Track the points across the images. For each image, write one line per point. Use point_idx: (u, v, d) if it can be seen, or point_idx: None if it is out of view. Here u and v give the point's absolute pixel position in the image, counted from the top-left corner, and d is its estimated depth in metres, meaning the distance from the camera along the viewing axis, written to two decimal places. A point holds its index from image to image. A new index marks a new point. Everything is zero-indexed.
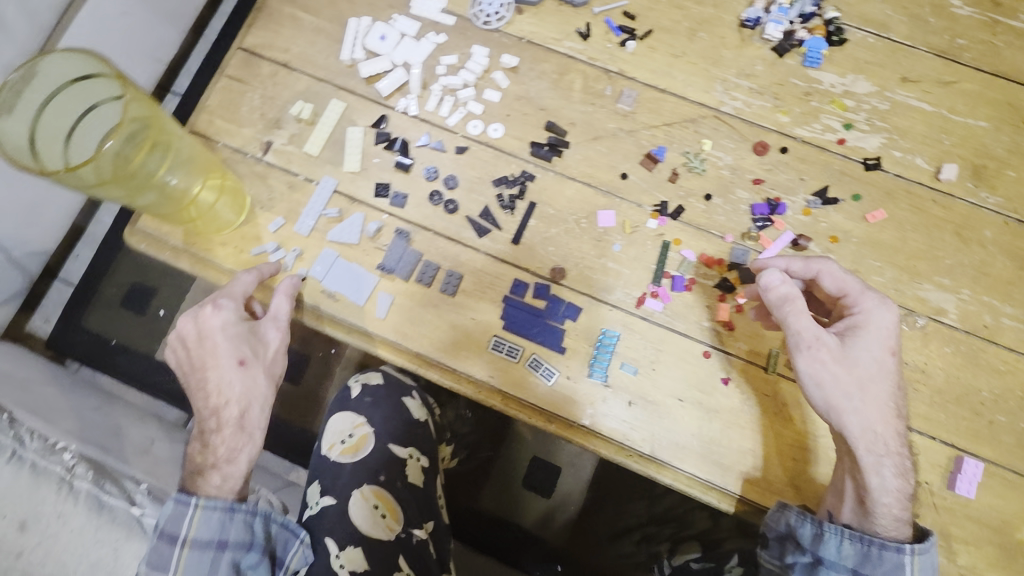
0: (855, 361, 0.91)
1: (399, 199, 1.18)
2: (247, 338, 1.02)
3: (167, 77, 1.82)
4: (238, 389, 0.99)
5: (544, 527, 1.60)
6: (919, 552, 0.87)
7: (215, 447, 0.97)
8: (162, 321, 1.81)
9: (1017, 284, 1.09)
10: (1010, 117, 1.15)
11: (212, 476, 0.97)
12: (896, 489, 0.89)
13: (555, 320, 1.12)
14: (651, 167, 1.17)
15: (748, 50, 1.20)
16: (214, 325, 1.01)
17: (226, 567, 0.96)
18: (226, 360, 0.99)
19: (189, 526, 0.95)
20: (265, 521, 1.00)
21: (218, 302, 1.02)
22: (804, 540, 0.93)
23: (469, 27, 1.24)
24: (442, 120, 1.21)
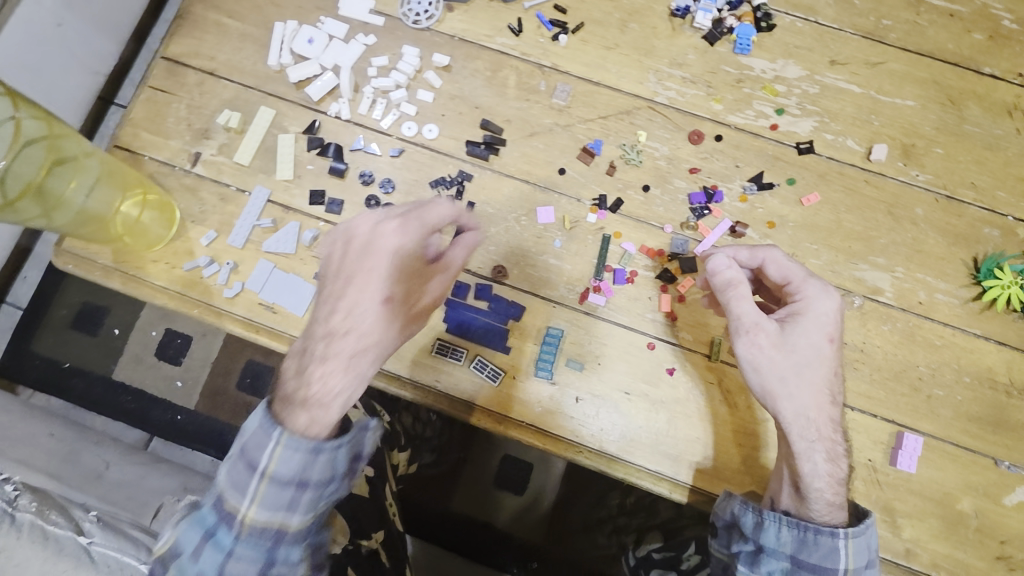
0: (793, 347, 0.89)
1: (335, 205, 1.15)
2: (407, 278, 0.81)
3: (107, 89, 1.66)
4: (372, 327, 0.78)
5: (520, 524, 1.57)
6: (853, 535, 0.88)
7: (319, 380, 0.76)
8: (117, 340, 1.72)
9: (948, 259, 1.11)
10: (935, 94, 1.17)
11: (302, 413, 0.77)
12: (828, 474, 0.89)
13: (498, 320, 1.11)
14: (588, 161, 1.16)
15: (680, 39, 1.20)
16: (393, 248, 0.80)
17: (308, 506, 0.79)
18: (375, 290, 0.78)
19: (269, 458, 0.77)
20: (354, 458, 0.81)
21: (411, 222, 0.80)
22: (746, 528, 0.93)
23: (399, 27, 1.22)
24: (375, 123, 1.19)
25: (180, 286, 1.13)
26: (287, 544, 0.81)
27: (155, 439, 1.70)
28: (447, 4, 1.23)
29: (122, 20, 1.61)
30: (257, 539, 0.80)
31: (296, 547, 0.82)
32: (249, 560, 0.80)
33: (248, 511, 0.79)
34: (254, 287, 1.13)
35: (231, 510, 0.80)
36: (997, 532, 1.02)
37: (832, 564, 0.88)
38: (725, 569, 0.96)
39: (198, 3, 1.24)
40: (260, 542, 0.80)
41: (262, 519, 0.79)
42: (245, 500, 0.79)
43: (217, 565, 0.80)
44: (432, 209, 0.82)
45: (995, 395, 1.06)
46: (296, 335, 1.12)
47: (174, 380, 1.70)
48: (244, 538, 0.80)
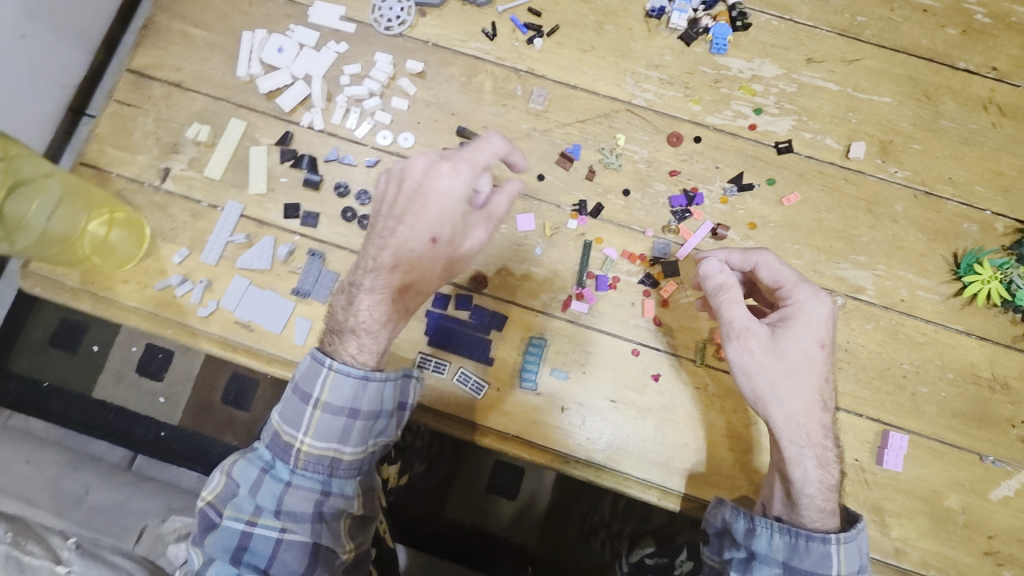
0: (783, 353, 0.89)
1: (310, 218, 1.12)
2: (451, 221, 0.93)
3: (78, 99, 1.57)
4: (417, 263, 0.94)
5: (515, 530, 1.51)
6: (844, 540, 0.87)
7: (368, 306, 0.94)
8: (97, 356, 1.62)
9: (929, 256, 1.12)
10: (912, 91, 1.17)
11: (355, 335, 0.95)
12: (818, 480, 0.88)
13: (481, 330, 1.10)
14: (567, 167, 1.15)
15: (656, 40, 1.19)
16: (441, 191, 0.92)
17: (356, 433, 0.95)
18: (425, 230, 0.93)
19: (324, 389, 0.94)
20: (395, 393, 0.97)
21: (455, 168, 0.91)
22: (738, 535, 0.91)
23: (370, 34, 1.20)
24: (349, 133, 1.16)
25: (153, 306, 1.10)
26: (338, 474, 0.96)
27: (139, 457, 1.59)
28: (419, 9, 1.20)
29: (88, 23, 1.51)
30: (313, 468, 0.95)
31: (346, 479, 0.97)
32: (306, 489, 0.94)
33: (304, 441, 0.94)
34: (229, 305, 1.10)
35: (288, 445, 0.95)
36: (985, 528, 1.03)
37: (823, 569, 0.87)
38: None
39: (162, 13, 1.21)
40: (316, 471, 0.95)
41: (317, 449, 0.94)
42: (300, 433, 0.94)
43: (276, 497, 0.93)
44: (477, 153, 0.92)
45: (978, 391, 1.07)
46: (275, 353, 1.09)
47: (157, 396, 1.61)
48: (301, 469, 0.95)
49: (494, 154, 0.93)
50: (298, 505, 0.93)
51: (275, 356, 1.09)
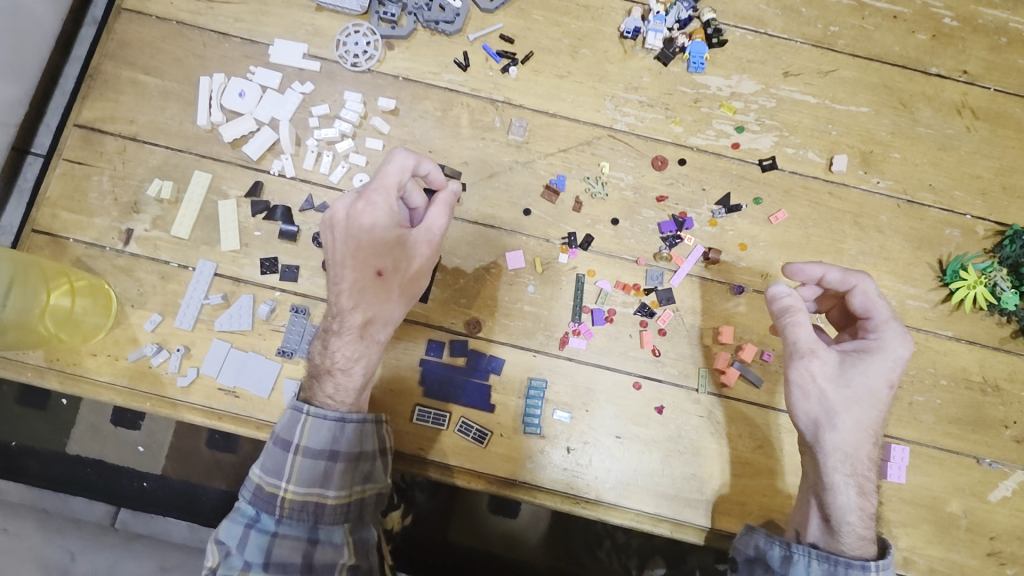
0: (849, 384, 0.89)
1: (290, 272, 1.07)
2: (388, 247, 0.92)
3: (21, 136, 1.32)
4: (371, 298, 0.93)
5: (518, 549, 1.40)
6: (883, 568, 0.87)
7: (337, 348, 0.93)
8: (67, 410, 1.41)
9: (915, 264, 1.13)
10: (887, 99, 1.17)
11: (329, 380, 0.94)
12: (859, 507, 0.89)
13: (478, 375, 1.07)
14: (553, 199, 1.12)
15: (632, 62, 1.17)
16: (367, 222, 0.89)
17: (340, 475, 0.91)
18: (366, 267, 0.91)
19: (303, 433, 0.91)
20: (375, 432, 0.96)
21: (372, 198, 0.88)
22: (773, 561, 0.92)
23: (337, 71, 1.14)
24: (323, 178, 1.11)
25: (127, 379, 1.04)
26: (325, 522, 0.91)
27: (122, 512, 1.42)
28: (386, 41, 1.15)
29: (31, 55, 1.27)
30: (299, 516, 0.90)
31: (335, 526, 0.91)
32: (292, 538, 0.89)
33: (287, 489, 0.90)
34: (210, 371, 1.04)
35: (270, 495, 0.90)
36: (987, 529, 1.05)
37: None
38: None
39: (108, 61, 1.13)
40: (301, 520, 0.90)
41: (301, 495, 0.90)
42: (282, 481, 0.90)
43: (263, 550, 0.87)
44: (385, 177, 0.89)
45: (972, 394, 1.08)
46: (264, 418, 1.04)
47: (136, 446, 1.41)
48: (287, 517, 0.90)
49: (403, 172, 0.90)
50: (286, 556, 0.88)
51: (266, 421, 1.04)
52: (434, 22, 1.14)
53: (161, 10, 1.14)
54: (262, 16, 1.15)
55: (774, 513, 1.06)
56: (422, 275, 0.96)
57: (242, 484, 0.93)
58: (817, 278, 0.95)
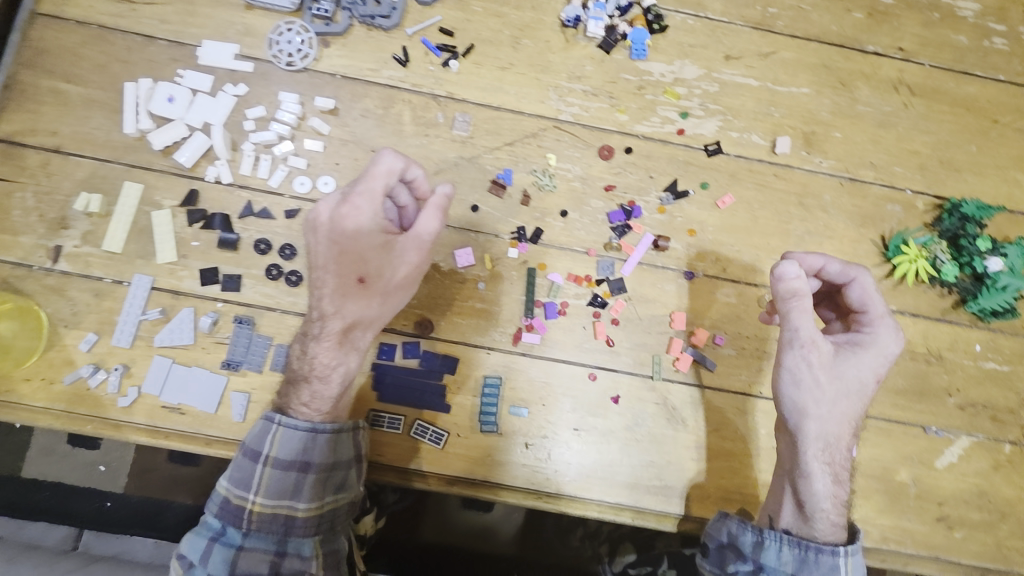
0: (841, 376, 0.89)
1: (232, 282, 1.04)
2: (373, 252, 0.89)
3: None
4: (353, 304, 0.89)
5: (491, 542, 1.39)
6: (852, 553, 0.88)
7: (316, 354, 0.90)
8: (17, 434, 1.33)
9: (860, 241, 1.15)
10: (827, 79, 1.18)
11: (306, 387, 0.91)
12: (833, 496, 0.90)
13: (433, 377, 1.06)
14: (500, 194, 1.10)
15: (575, 51, 1.15)
16: (353, 224, 0.87)
17: (310, 487, 0.89)
18: (348, 270, 0.88)
19: (272, 444, 0.88)
20: (351, 441, 0.94)
21: (360, 200, 0.87)
22: (745, 547, 0.92)
23: (271, 71, 1.10)
24: (261, 183, 1.07)
25: (65, 403, 1.00)
26: (295, 534, 0.88)
27: (86, 532, 1.34)
28: (321, 39, 1.11)
29: None
30: (267, 529, 0.87)
31: (304, 539, 0.89)
32: (260, 551, 0.86)
33: (255, 502, 0.87)
34: (152, 389, 1.01)
35: (237, 508, 0.87)
36: (936, 495, 1.08)
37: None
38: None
39: (25, 70, 1.07)
40: (270, 532, 0.88)
41: (269, 507, 0.87)
42: (250, 493, 0.88)
43: (228, 563, 0.84)
44: (373, 180, 0.87)
45: (917, 366, 1.11)
46: (213, 434, 1.02)
47: (96, 465, 1.35)
48: (255, 531, 0.87)
49: (391, 175, 0.88)
50: (251, 569, 0.85)
51: (214, 436, 1.02)
52: (370, 17, 1.10)
53: (79, 13, 1.08)
54: (188, 17, 1.10)
55: (732, 494, 1.08)
56: (407, 285, 0.92)
57: (209, 496, 0.90)
58: (817, 269, 0.95)
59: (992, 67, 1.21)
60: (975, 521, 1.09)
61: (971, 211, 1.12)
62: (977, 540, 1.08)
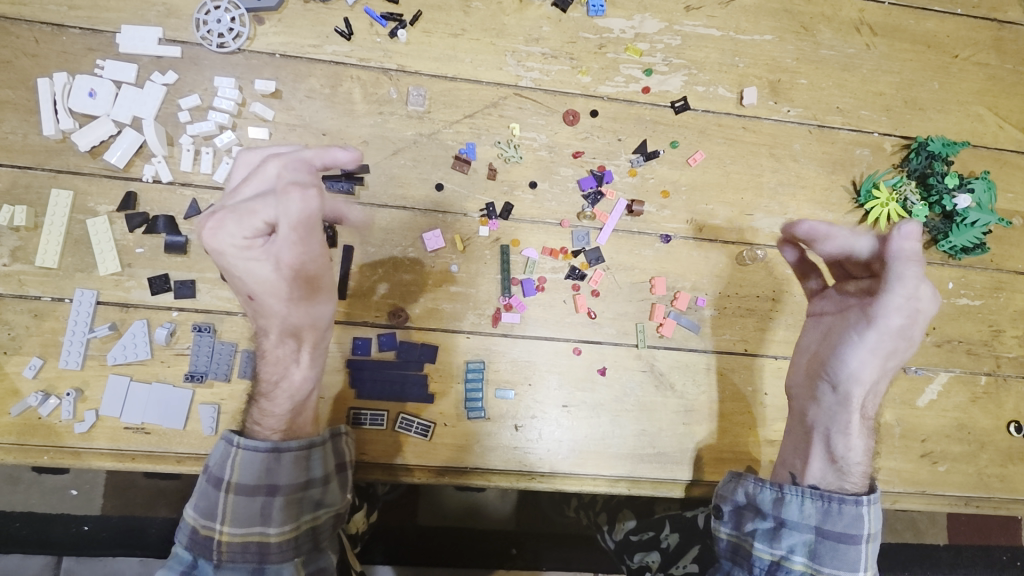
0: (899, 341, 0.88)
1: (185, 287, 0.96)
2: (257, 272, 0.80)
3: None
4: (269, 320, 0.85)
5: (486, 520, 1.38)
6: (874, 502, 0.90)
7: (261, 371, 0.89)
8: None
9: (831, 188, 1.14)
10: (790, 24, 1.15)
11: (256, 407, 0.90)
12: (864, 447, 0.94)
13: (413, 367, 1.02)
14: (465, 169, 1.05)
15: (529, 12, 1.09)
16: (220, 247, 0.78)
17: (281, 509, 0.84)
18: (238, 289, 0.83)
19: (234, 469, 0.85)
20: (324, 454, 0.90)
21: (221, 218, 0.76)
22: (766, 504, 0.95)
23: (202, 55, 1.01)
24: (205, 178, 0.99)
25: (15, 436, 0.93)
26: (272, 560, 0.83)
27: (66, 559, 1.27)
28: (253, 15, 1.02)
29: None
30: (241, 559, 0.83)
31: (283, 564, 0.84)
32: None
33: (223, 532, 0.83)
34: (112, 411, 0.94)
35: (206, 539, 0.83)
36: (919, 433, 1.11)
37: (855, 531, 0.90)
38: (735, 550, 0.96)
39: None
40: (245, 562, 0.83)
41: (239, 536, 0.83)
42: (217, 523, 0.83)
43: None
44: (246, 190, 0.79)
45: None
46: (184, 450, 0.96)
47: (67, 490, 1.27)
48: (227, 562, 0.82)
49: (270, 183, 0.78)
50: None
51: (186, 453, 0.96)
52: None
53: None
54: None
55: (724, 452, 1.08)
56: (316, 287, 0.83)
57: (177, 529, 0.85)
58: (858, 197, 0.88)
59: (950, 2, 1.19)
60: (957, 454, 1.12)
61: (937, 148, 1.12)
62: (960, 472, 1.11)
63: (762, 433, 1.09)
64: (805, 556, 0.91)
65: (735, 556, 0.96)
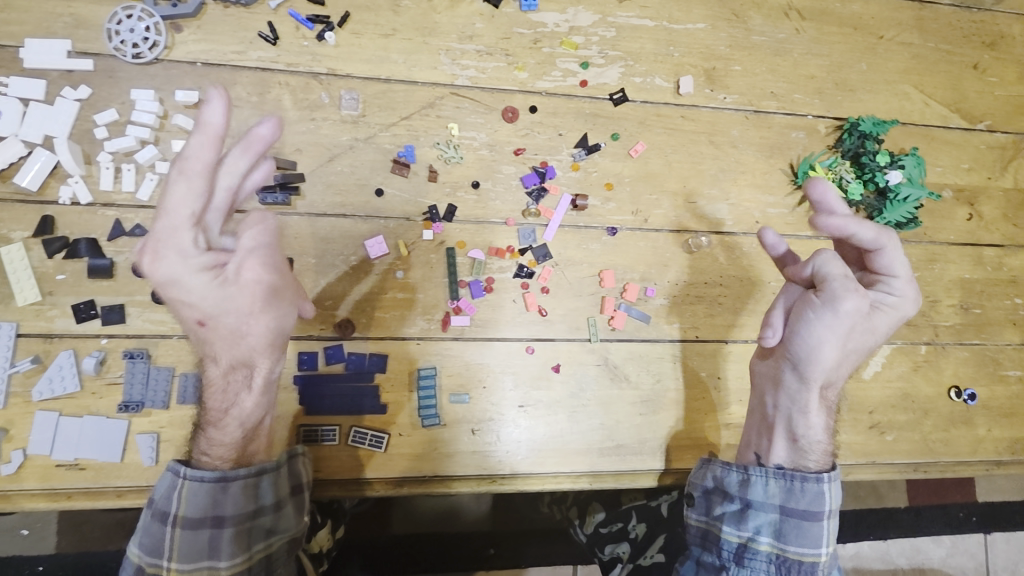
0: (862, 327, 0.89)
1: (114, 312, 0.92)
2: (208, 293, 0.73)
3: None
4: (226, 345, 0.80)
5: (459, 524, 1.37)
6: (834, 479, 0.92)
7: (209, 399, 0.85)
8: None
9: (771, 172, 1.16)
10: (721, 11, 1.16)
11: (203, 436, 0.85)
12: (824, 426, 0.95)
13: (364, 379, 0.99)
14: (405, 173, 1.03)
15: (461, 9, 1.07)
16: (164, 276, 0.71)
17: (230, 541, 0.81)
18: (187, 317, 0.76)
19: (179, 502, 0.80)
20: (276, 480, 0.87)
21: (157, 247, 0.70)
22: (732, 487, 0.97)
23: (117, 67, 0.96)
24: (128, 197, 0.94)
25: None
26: None
27: None
28: (169, 23, 0.98)
29: None
30: None
31: None
32: None
33: (170, 567, 0.80)
34: (41, 449, 0.89)
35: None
36: (866, 405, 1.14)
37: (818, 509, 0.92)
38: (705, 535, 0.98)
39: None
40: None
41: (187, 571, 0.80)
42: (164, 559, 0.80)
43: None
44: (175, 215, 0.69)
45: None
46: (124, 484, 0.91)
47: (16, 531, 1.20)
48: None
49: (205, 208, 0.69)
50: None
51: (126, 486, 0.91)
52: None
53: None
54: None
55: (683, 439, 1.09)
56: (277, 300, 0.79)
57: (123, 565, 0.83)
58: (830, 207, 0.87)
59: None
60: (902, 422, 1.16)
61: (869, 128, 1.16)
62: (907, 439, 1.15)
63: (719, 416, 1.11)
64: (771, 537, 0.93)
65: (705, 541, 0.98)
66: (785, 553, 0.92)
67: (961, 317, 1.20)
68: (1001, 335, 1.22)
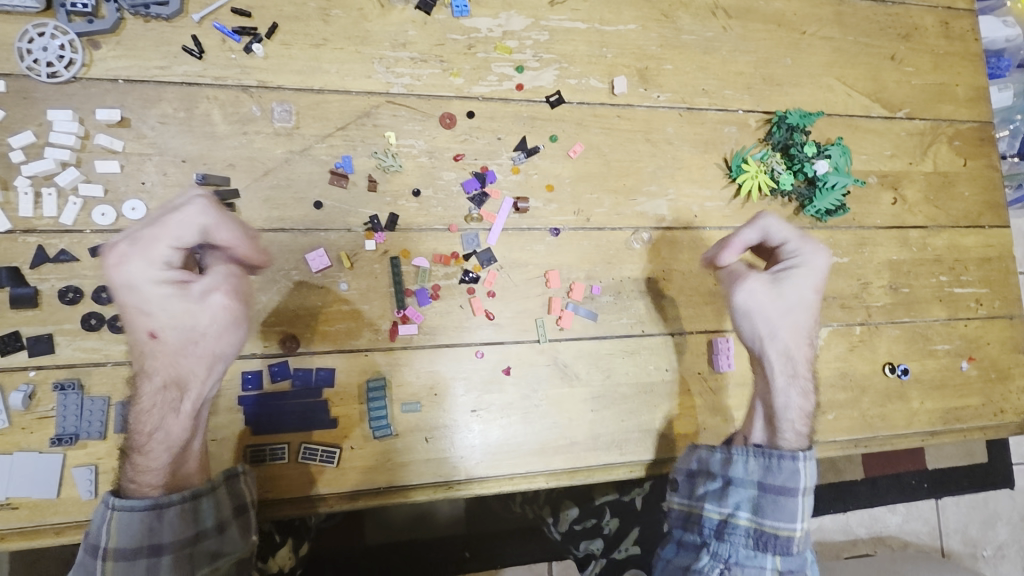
0: (783, 295, 0.96)
1: (42, 343, 0.88)
2: (170, 304, 0.77)
3: None
4: (163, 361, 0.80)
5: (432, 529, 1.36)
6: (809, 457, 0.95)
7: (133, 424, 0.81)
8: None
9: (706, 166, 1.20)
10: (651, 12, 1.19)
11: (130, 463, 0.82)
12: (800, 406, 0.97)
13: (312, 395, 0.98)
14: (343, 184, 1.02)
15: (392, 16, 1.06)
16: (127, 279, 0.75)
17: (170, 568, 0.80)
18: (136, 325, 0.78)
19: (109, 534, 0.78)
20: (216, 501, 0.85)
21: (129, 249, 0.75)
22: (715, 466, 1.00)
23: (32, 87, 0.92)
24: (51, 222, 0.91)
25: None
26: None
27: None
28: (86, 40, 0.94)
29: None
30: None
31: None
32: None
33: None
34: None
35: None
36: None
37: (794, 485, 0.94)
38: (687, 517, 1.01)
39: None
40: None
41: None
42: None
43: None
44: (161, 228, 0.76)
45: None
46: (60, 520, 0.88)
47: None
48: None
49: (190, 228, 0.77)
50: None
51: (62, 522, 0.88)
52: (143, 6, 0.94)
53: None
54: None
55: (635, 432, 1.11)
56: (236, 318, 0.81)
57: None
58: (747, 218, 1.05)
59: None
60: (842, 401, 1.21)
61: (796, 120, 1.20)
62: (847, 417, 1.21)
63: (669, 408, 1.13)
64: (749, 512, 0.96)
65: (687, 523, 1.02)
66: (762, 527, 0.95)
67: (891, 297, 1.26)
68: (928, 312, 1.29)
